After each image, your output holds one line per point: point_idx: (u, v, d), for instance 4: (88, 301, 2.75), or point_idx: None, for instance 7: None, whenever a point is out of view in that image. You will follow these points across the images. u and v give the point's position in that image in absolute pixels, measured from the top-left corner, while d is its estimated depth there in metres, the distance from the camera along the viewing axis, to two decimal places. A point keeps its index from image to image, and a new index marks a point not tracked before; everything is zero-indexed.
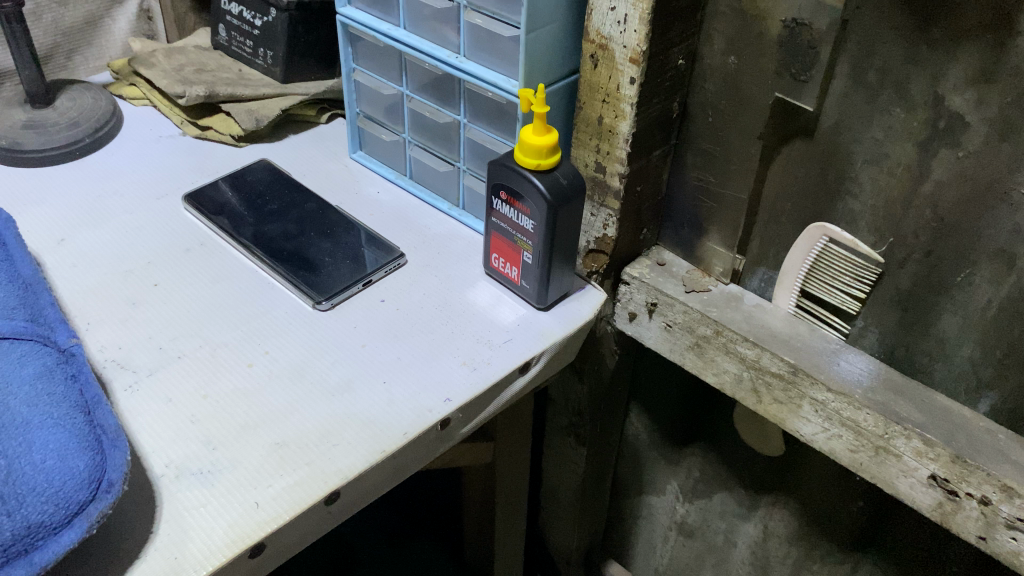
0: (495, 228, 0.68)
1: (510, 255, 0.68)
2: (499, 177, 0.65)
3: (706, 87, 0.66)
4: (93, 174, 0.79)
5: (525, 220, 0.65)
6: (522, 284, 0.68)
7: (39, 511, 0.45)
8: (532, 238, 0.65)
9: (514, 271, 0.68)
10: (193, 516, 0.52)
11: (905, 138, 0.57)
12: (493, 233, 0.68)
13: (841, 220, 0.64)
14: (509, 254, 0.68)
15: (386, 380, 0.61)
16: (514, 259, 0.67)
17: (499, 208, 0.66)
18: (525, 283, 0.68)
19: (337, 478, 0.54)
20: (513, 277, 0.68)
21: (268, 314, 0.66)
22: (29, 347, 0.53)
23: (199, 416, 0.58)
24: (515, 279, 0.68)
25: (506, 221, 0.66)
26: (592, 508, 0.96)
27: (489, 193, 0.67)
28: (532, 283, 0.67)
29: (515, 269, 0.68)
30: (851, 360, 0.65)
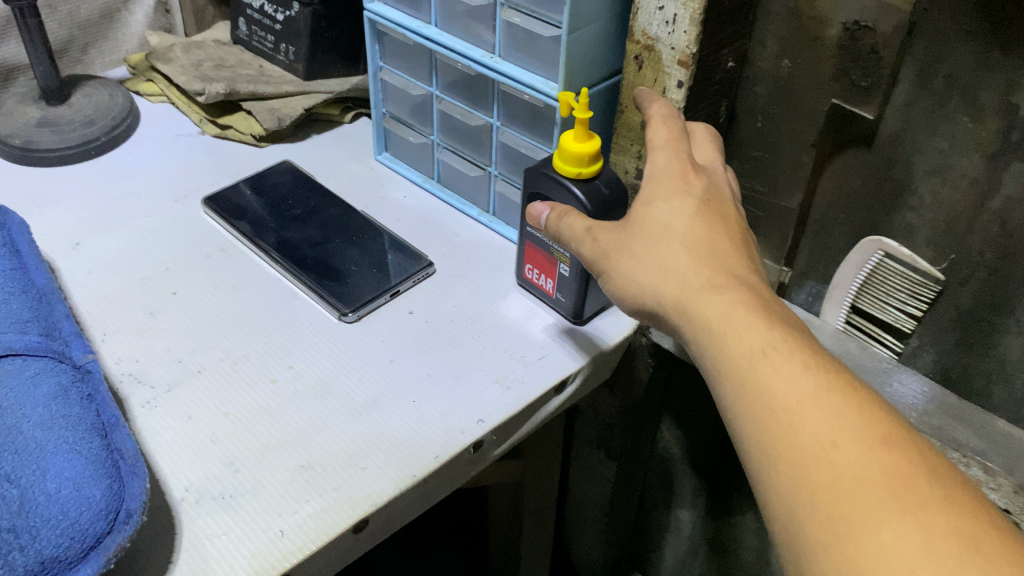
0: (530, 236, 0.64)
1: (545, 267, 0.64)
2: (536, 184, 0.61)
3: (757, 91, 0.62)
4: (108, 174, 0.76)
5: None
6: (557, 297, 0.65)
7: (53, 544, 0.42)
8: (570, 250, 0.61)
9: (549, 283, 0.65)
10: (214, 545, 0.49)
11: (972, 149, 0.54)
12: (528, 242, 0.65)
13: (897, 233, 0.60)
14: (544, 265, 0.64)
15: (415, 399, 0.58)
16: (550, 271, 0.64)
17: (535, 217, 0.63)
18: (561, 297, 0.64)
19: (366, 505, 0.51)
20: (548, 288, 0.65)
21: (292, 325, 0.63)
22: (42, 363, 0.50)
23: (220, 436, 0.55)
24: (550, 291, 0.65)
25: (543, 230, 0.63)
26: (620, 522, 0.94)
27: (525, 199, 0.63)
28: (569, 297, 0.64)
29: (550, 281, 0.64)
30: (904, 381, 0.62)
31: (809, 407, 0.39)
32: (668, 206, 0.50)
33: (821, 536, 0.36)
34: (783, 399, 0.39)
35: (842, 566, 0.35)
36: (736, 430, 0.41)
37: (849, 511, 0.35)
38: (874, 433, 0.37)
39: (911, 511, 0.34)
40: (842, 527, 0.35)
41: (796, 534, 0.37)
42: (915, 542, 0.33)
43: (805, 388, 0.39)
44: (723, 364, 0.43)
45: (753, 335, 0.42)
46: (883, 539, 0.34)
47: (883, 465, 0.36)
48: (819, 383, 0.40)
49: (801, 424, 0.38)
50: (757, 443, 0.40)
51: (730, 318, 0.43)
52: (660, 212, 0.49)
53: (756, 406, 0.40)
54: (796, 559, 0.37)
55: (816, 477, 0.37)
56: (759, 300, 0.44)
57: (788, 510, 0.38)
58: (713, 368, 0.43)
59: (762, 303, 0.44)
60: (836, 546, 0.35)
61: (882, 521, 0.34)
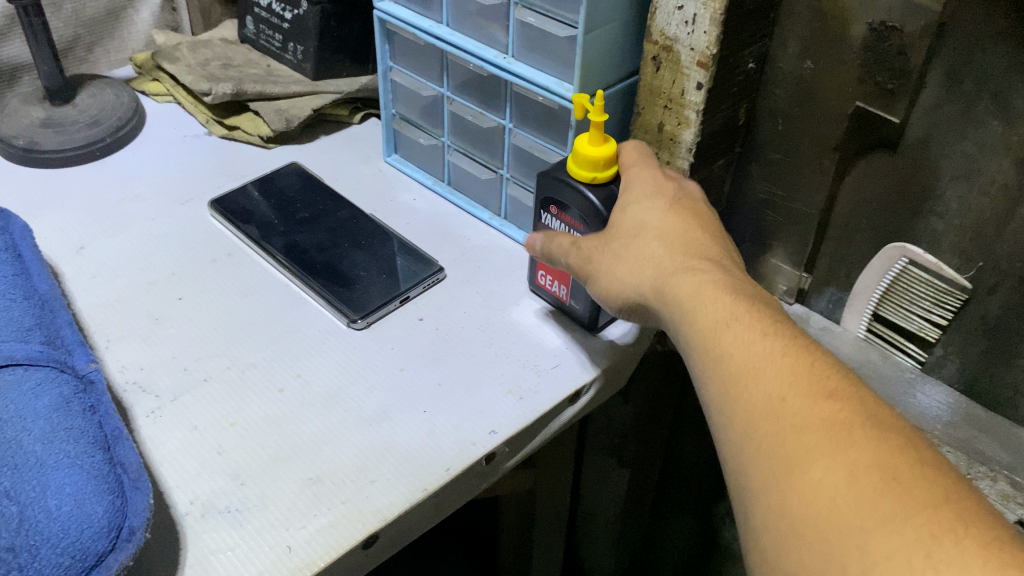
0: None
1: (558, 272, 0.63)
2: (549, 188, 0.60)
3: (776, 91, 0.60)
4: (113, 176, 0.75)
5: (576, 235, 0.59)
6: (569, 304, 0.63)
7: (54, 564, 0.41)
8: None
9: (563, 289, 0.63)
10: (220, 562, 0.48)
11: (1002, 154, 0.52)
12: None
13: (922, 240, 0.59)
14: (557, 271, 0.63)
15: (426, 409, 0.57)
16: (562, 277, 0.62)
17: (547, 221, 0.61)
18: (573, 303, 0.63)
19: (375, 520, 0.50)
20: (561, 295, 0.63)
21: (300, 332, 0.62)
22: (44, 374, 0.48)
23: (227, 447, 0.54)
24: (563, 298, 0.63)
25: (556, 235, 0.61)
26: (633, 530, 0.92)
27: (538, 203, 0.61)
28: (582, 304, 0.62)
29: (563, 288, 0.63)
30: (928, 391, 0.61)
31: (754, 363, 0.39)
32: (646, 207, 0.51)
33: (762, 483, 0.36)
34: (738, 358, 0.40)
35: (781, 514, 0.34)
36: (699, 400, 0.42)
37: (784, 456, 0.35)
38: (820, 387, 0.36)
39: (841, 451, 0.34)
40: (778, 472, 0.35)
41: (744, 485, 0.37)
42: (841, 474, 0.33)
43: (755, 347, 0.39)
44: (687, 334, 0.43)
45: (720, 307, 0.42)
46: (815, 481, 0.34)
47: (819, 411, 0.35)
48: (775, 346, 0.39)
49: (750, 382, 0.38)
50: (712, 405, 0.40)
51: (695, 294, 0.44)
52: (637, 213, 0.51)
53: (710, 368, 0.41)
54: (745, 511, 0.37)
55: (757, 425, 0.37)
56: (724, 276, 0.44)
57: (737, 465, 0.38)
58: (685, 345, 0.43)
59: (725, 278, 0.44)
60: (773, 490, 0.35)
61: (813, 460, 0.34)
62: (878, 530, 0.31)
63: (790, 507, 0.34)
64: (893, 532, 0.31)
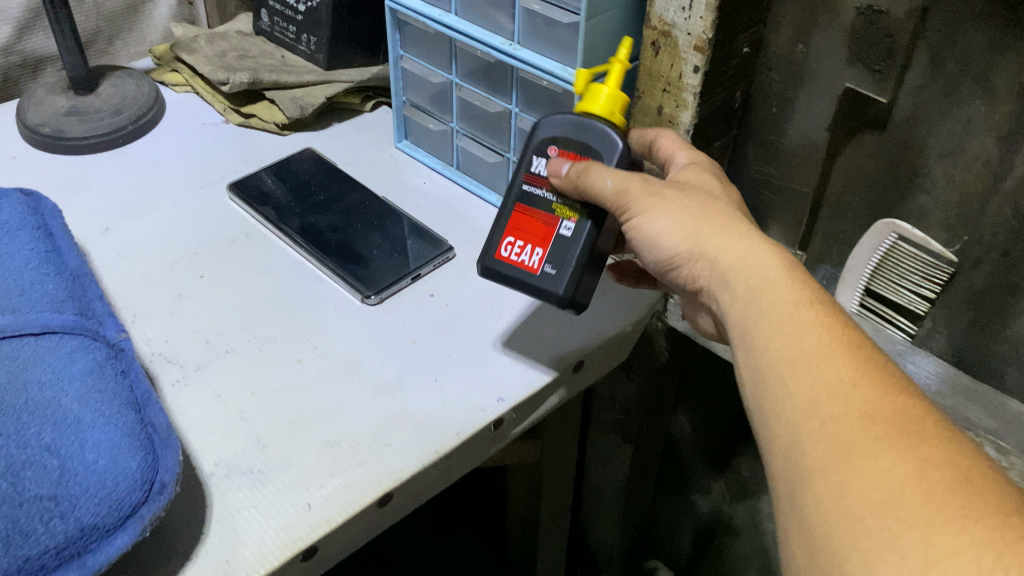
0: (522, 197, 0.56)
1: (534, 233, 0.56)
2: (554, 125, 0.55)
3: (771, 76, 0.64)
4: (136, 162, 0.78)
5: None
6: (544, 270, 0.55)
7: (92, 512, 0.44)
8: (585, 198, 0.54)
9: (536, 255, 0.55)
10: (244, 518, 0.51)
11: (985, 132, 0.54)
12: (519, 204, 0.56)
13: (910, 216, 0.61)
14: (533, 232, 0.56)
15: (437, 378, 0.60)
16: (541, 236, 0.55)
17: (538, 168, 0.56)
18: (550, 268, 0.55)
19: (390, 480, 0.53)
20: (533, 263, 0.55)
21: (316, 308, 0.65)
22: (78, 341, 0.52)
23: (249, 413, 0.57)
24: (534, 267, 0.55)
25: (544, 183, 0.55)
26: (637, 507, 0.95)
27: (531, 149, 0.56)
28: (564, 266, 0.54)
29: (539, 251, 0.55)
30: (918, 362, 0.63)
31: (831, 353, 0.41)
32: (714, 185, 0.53)
33: (823, 460, 0.38)
34: (808, 343, 0.42)
35: (837, 492, 0.37)
36: (754, 374, 0.43)
37: (854, 439, 0.37)
38: (893, 387, 0.39)
39: (914, 449, 0.36)
40: (845, 452, 0.37)
41: (798, 460, 0.39)
42: (909, 466, 0.35)
43: (830, 340, 0.42)
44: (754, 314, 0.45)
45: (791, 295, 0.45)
46: (882, 468, 0.36)
47: (897, 411, 0.38)
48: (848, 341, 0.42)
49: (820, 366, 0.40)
50: (774, 382, 0.42)
51: (768, 276, 0.46)
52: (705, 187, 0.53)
53: (779, 349, 0.43)
54: (794, 487, 0.39)
55: (829, 406, 0.39)
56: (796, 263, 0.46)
57: (795, 440, 0.40)
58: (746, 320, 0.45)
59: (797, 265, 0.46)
60: (835, 469, 0.37)
61: (884, 451, 0.36)
62: (944, 527, 0.33)
63: (850, 487, 0.36)
64: (962, 531, 0.33)
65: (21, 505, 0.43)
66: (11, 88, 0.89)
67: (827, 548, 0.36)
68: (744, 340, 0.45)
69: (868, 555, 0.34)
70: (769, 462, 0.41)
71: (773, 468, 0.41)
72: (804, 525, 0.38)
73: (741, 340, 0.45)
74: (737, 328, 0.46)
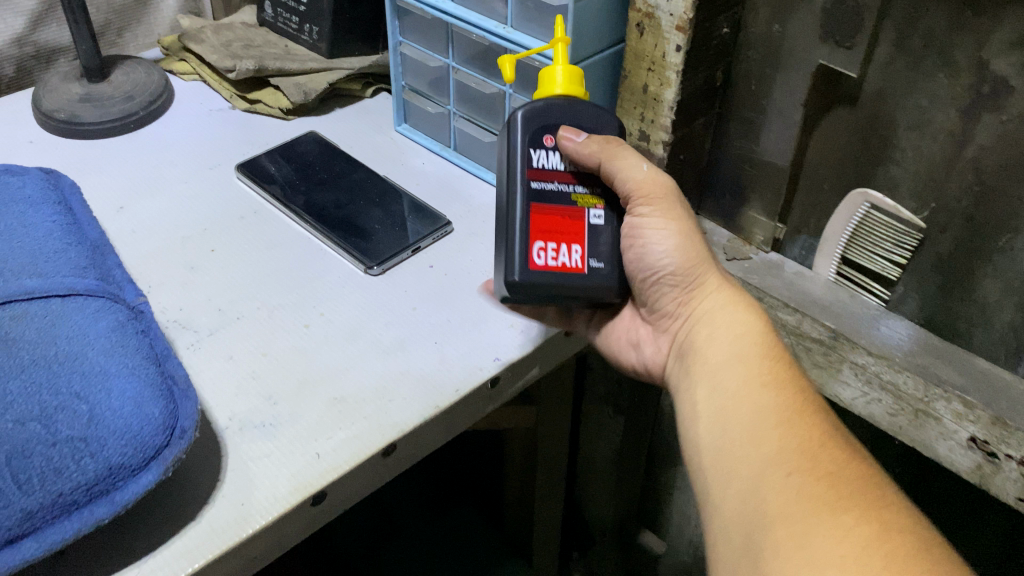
0: (536, 196, 0.58)
1: (564, 232, 0.57)
2: (544, 119, 0.58)
3: (750, 55, 0.67)
4: (148, 145, 0.82)
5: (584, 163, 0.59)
6: (591, 265, 0.57)
7: (120, 453, 0.47)
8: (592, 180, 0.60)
9: (576, 253, 0.57)
10: (257, 466, 0.54)
11: (948, 104, 0.58)
12: (534, 205, 0.57)
13: (882, 186, 0.65)
14: (563, 230, 0.57)
15: (437, 341, 0.63)
16: (573, 233, 0.58)
17: (542, 162, 0.58)
18: (595, 263, 0.58)
19: (394, 432, 0.56)
20: (575, 261, 0.57)
21: (322, 278, 0.68)
22: (101, 302, 0.55)
23: (260, 373, 0.60)
24: (579, 266, 0.57)
25: (552, 176, 0.58)
26: (630, 479, 0.98)
27: (527, 146, 0.58)
28: (609, 257, 0.58)
29: (579, 249, 0.57)
30: (891, 325, 0.67)
31: (803, 418, 0.47)
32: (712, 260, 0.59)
33: (788, 509, 0.42)
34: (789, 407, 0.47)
35: (798, 539, 0.41)
36: (724, 431, 0.49)
37: (818, 492, 0.42)
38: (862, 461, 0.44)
39: (875, 511, 0.41)
40: (810, 505, 0.42)
41: (762, 507, 0.44)
42: (870, 525, 0.40)
43: (808, 410, 0.47)
44: (734, 377, 0.51)
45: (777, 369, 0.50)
46: (846, 523, 0.40)
47: (862, 478, 0.43)
48: (823, 415, 0.47)
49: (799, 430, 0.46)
50: (746, 437, 0.47)
51: (757, 351, 0.52)
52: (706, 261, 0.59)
53: (755, 408, 0.48)
54: (757, 530, 0.43)
55: (798, 462, 0.44)
56: (770, 334, 0.53)
57: (759, 488, 0.44)
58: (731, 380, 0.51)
59: (770, 336, 0.53)
60: (800, 519, 0.42)
61: (847, 509, 0.41)
62: None
63: (813, 535, 0.41)
64: None
65: (55, 446, 0.46)
66: (24, 79, 0.92)
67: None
68: (719, 398, 0.50)
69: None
70: (728, 510, 0.46)
71: (731, 516, 0.45)
72: (760, 567, 0.42)
73: (713, 397, 0.51)
74: (711, 387, 0.52)
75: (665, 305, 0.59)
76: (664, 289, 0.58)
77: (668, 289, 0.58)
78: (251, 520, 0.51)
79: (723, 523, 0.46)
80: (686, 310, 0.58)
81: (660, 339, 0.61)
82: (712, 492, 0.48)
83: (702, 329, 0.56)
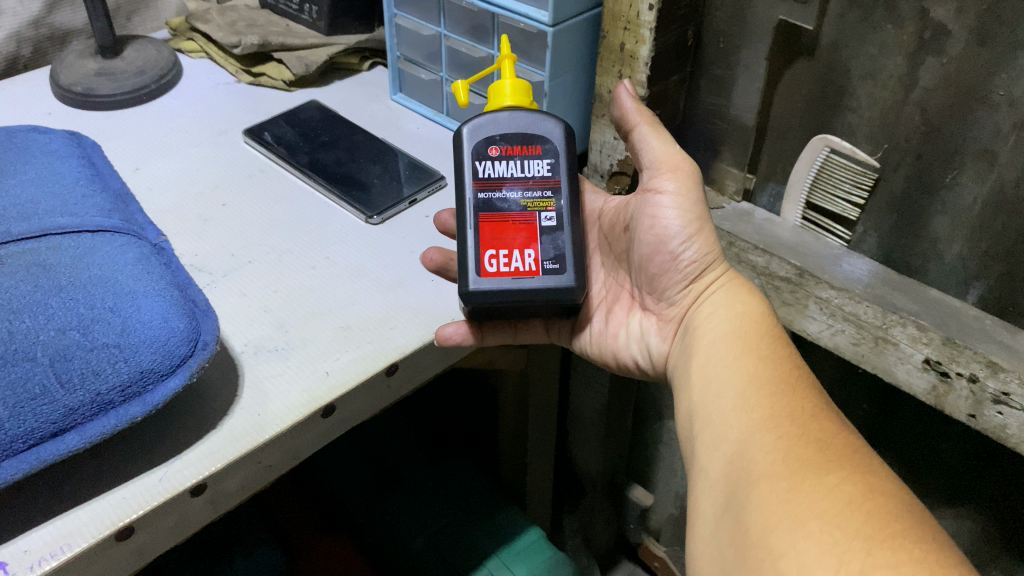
0: (482, 206, 0.58)
1: (515, 238, 0.58)
2: (486, 131, 0.60)
3: (718, 15, 0.73)
4: (160, 115, 0.87)
5: (534, 168, 0.59)
6: (546, 268, 0.57)
7: (150, 358, 0.52)
8: (547, 184, 0.59)
9: (529, 257, 0.57)
10: (271, 383, 0.59)
11: (896, 52, 0.64)
12: (483, 215, 0.58)
13: (841, 132, 0.71)
14: (512, 236, 0.58)
15: (434, 278, 0.69)
16: (525, 237, 0.58)
17: (487, 173, 0.59)
18: (552, 265, 0.57)
19: (395, 353, 0.62)
20: (528, 265, 0.57)
21: (327, 226, 0.74)
22: (126, 238, 0.61)
23: (271, 306, 0.66)
24: (533, 270, 0.57)
25: (499, 185, 0.59)
26: (618, 432, 1.04)
27: (470, 158, 0.59)
28: (564, 257, 0.57)
29: (531, 251, 0.57)
30: (853, 262, 0.73)
31: (796, 391, 0.47)
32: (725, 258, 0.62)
33: (773, 466, 0.42)
34: (783, 379, 0.48)
35: (784, 499, 0.40)
36: (718, 404, 0.48)
37: (805, 453, 0.42)
38: (854, 436, 0.44)
39: (862, 475, 0.40)
40: (795, 465, 0.42)
41: (747, 466, 0.43)
42: (857, 486, 0.40)
43: (806, 386, 0.47)
44: (732, 356, 0.51)
45: (776, 349, 0.51)
46: (832, 484, 0.40)
47: (853, 448, 0.42)
48: (820, 394, 0.47)
49: (795, 401, 0.46)
50: (738, 406, 0.47)
51: (758, 334, 0.53)
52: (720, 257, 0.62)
53: (749, 379, 0.48)
54: (743, 494, 0.42)
55: (788, 426, 0.44)
56: (769, 317, 0.55)
57: (746, 450, 0.44)
58: (729, 355, 0.52)
59: (769, 319, 0.54)
60: (785, 478, 0.41)
61: (833, 470, 0.41)
62: (885, 544, 0.36)
63: (797, 491, 0.40)
64: (900, 549, 0.36)
65: (92, 352, 0.51)
66: (40, 60, 0.98)
67: (761, 546, 0.39)
68: (716, 373, 0.51)
69: (802, 553, 0.38)
70: (713, 476, 0.46)
71: (717, 480, 0.45)
72: (741, 520, 0.41)
73: (710, 370, 0.52)
74: (706, 360, 0.53)
75: (676, 289, 0.62)
76: (677, 273, 0.61)
77: (681, 272, 0.61)
78: (266, 428, 0.56)
79: (709, 486, 0.45)
80: (695, 294, 0.61)
81: (666, 327, 0.64)
82: (701, 457, 0.47)
83: (705, 310, 0.59)
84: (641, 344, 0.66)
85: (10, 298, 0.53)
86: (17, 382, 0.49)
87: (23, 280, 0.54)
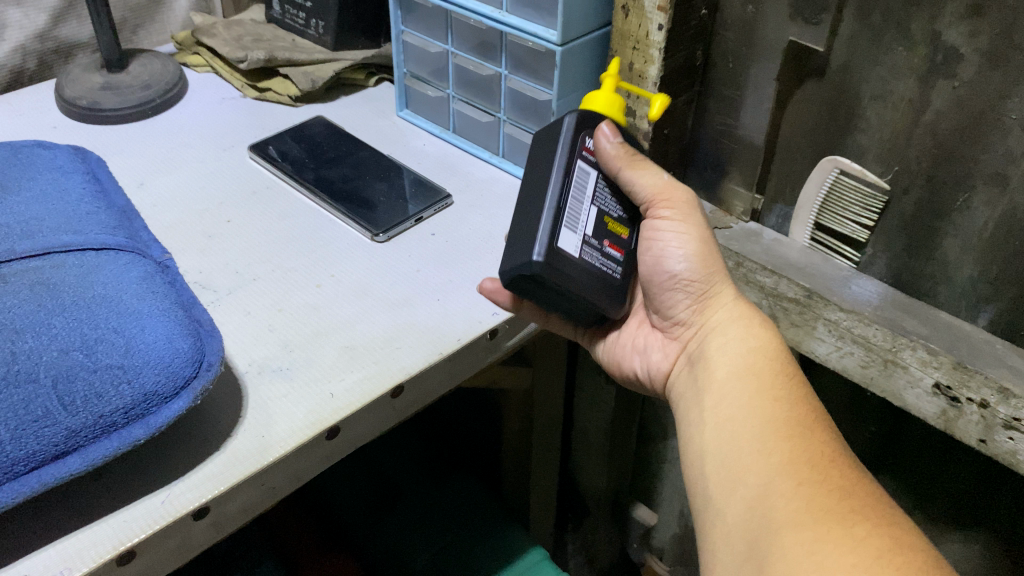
0: None
1: None
2: None
3: (727, 34, 0.73)
4: (165, 130, 0.87)
5: None
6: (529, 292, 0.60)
7: (154, 381, 0.52)
8: None
9: None
10: (276, 404, 0.59)
11: (907, 74, 0.64)
12: None
13: (850, 154, 0.71)
14: None
15: (440, 298, 0.68)
16: None
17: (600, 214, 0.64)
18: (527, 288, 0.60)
19: (401, 374, 0.61)
20: None
21: (333, 244, 0.73)
22: (131, 256, 0.60)
23: (276, 325, 0.65)
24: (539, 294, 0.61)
25: None
26: (621, 451, 1.03)
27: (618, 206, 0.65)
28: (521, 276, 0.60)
29: None
30: (862, 283, 0.71)
31: (814, 434, 0.46)
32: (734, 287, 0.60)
33: (797, 514, 0.42)
34: (800, 419, 0.47)
35: (810, 551, 0.40)
36: (732, 445, 0.48)
37: (827, 502, 0.41)
38: (874, 483, 0.43)
39: (888, 528, 0.40)
40: (819, 515, 0.41)
41: (769, 513, 0.43)
42: (885, 539, 0.39)
43: (825, 430, 0.47)
44: (744, 393, 0.50)
45: (791, 386, 0.50)
46: (858, 536, 0.40)
47: (878, 497, 0.42)
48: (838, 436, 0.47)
49: (813, 445, 0.45)
50: (755, 448, 0.46)
51: (769, 368, 0.52)
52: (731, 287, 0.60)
53: (765, 419, 0.47)
54: (765, 543, 0.42)
55: (809, 473, 0.43)
56: (782, 347, 0.53)
57: (767, 496, 0.44)
58: (743, 390, 0.51)
59: (784, 349, 0.53)
60: (810, 528, 0.41)
61: (859, 521, 0.40)
62: None
63: (823, 543, 0.40)
64: None
65: (96, 373, 0.51)
66: (46, 73, 0.98)
67: None
68: (730, 409, 0.50)
69: None
70: (731, 521, 0.45)
71: (736, 526, 0.44)
72: (764, 572, 0.41)
73: (724, 405, 0.51)
74: (719, 393, 0.52)
75: (679, 311, 0.61)
76: (680, 293, 0.60)
77: (682, 292, 0.60)
78: (271, 450, 0.55)
79: (727, 530, 0.45)
80: (699, 317, 0.59)
81: (671, 346, 0.63)
82: (717, 499, 0.47)
83: (713, 336, 0.57)
84: (646, 362, 0.65)
85: (13, 318, 0.53)
86: (19, 404, 0.49)
87: (27, 300, 0.54)
